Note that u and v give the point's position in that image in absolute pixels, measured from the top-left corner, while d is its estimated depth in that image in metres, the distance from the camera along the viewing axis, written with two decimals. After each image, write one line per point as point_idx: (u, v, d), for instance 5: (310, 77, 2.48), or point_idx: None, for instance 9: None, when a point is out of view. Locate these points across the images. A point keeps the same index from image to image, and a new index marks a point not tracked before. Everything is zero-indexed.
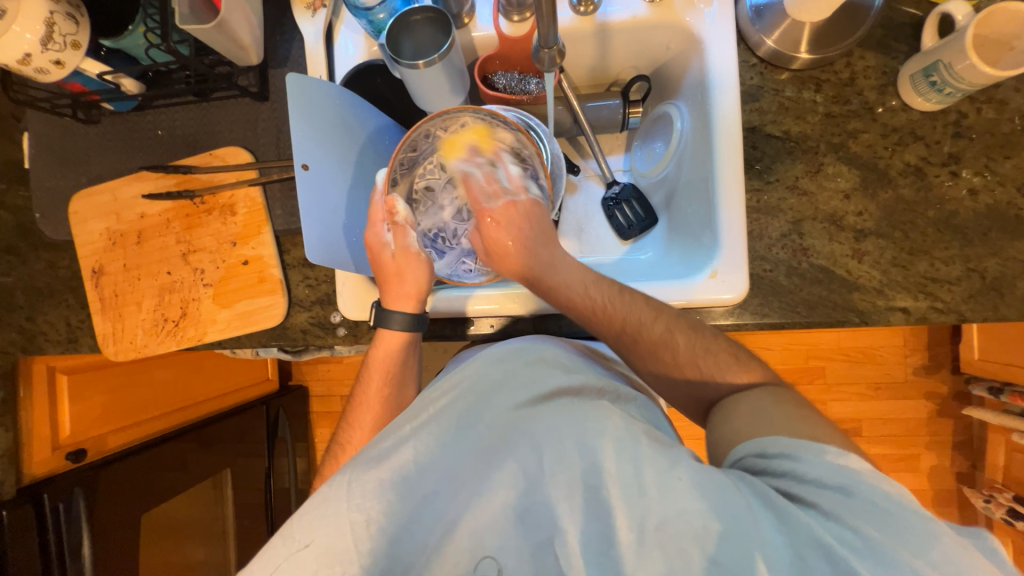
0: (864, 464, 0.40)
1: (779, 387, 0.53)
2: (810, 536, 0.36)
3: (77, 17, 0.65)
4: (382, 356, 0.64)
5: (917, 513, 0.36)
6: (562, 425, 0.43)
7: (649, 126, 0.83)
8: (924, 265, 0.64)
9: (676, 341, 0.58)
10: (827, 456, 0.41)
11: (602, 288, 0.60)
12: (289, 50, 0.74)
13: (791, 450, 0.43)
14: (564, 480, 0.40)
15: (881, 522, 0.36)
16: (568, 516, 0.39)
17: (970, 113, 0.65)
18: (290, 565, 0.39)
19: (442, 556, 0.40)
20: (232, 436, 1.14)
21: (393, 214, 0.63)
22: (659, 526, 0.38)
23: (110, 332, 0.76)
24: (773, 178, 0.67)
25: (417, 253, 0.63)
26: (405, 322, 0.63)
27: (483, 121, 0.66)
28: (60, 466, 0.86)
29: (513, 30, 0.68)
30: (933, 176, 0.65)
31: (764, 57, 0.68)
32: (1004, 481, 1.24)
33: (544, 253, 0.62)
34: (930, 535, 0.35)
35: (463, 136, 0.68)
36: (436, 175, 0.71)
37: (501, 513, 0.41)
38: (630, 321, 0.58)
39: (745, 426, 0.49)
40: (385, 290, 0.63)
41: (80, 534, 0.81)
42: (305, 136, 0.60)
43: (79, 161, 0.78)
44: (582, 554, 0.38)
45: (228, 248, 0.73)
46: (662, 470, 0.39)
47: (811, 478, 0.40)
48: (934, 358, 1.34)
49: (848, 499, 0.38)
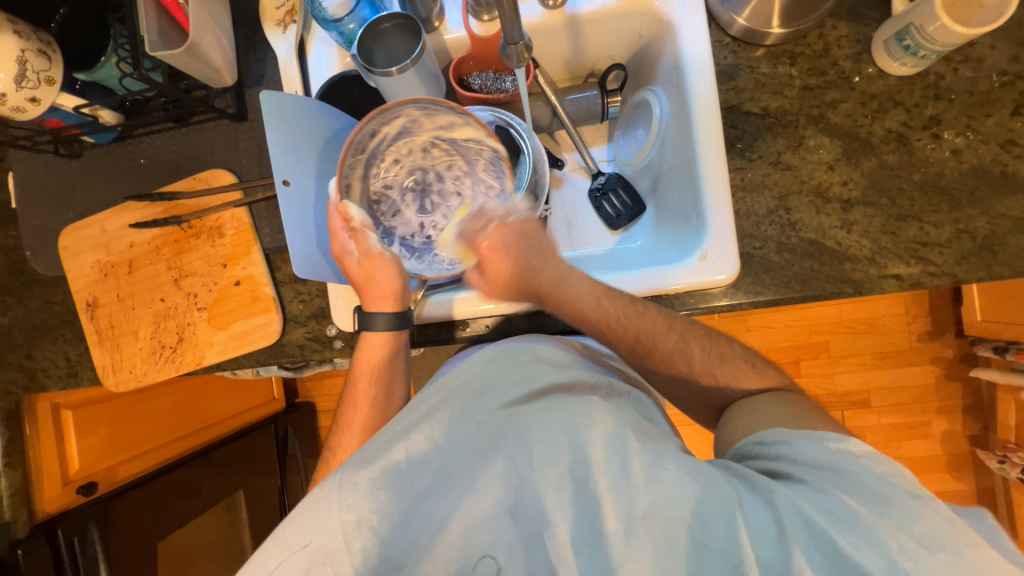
0: (864, 447, 0.40)
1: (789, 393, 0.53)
2: (793, 509, 0.37)
3: (49, 53, 0.65)
4: (368, 359, 0.63)
5: (909, 492, 0.37)
6: (550, 421, 0.43)
7: (629, 113, 0.82)
8: (914, 230, 0.64)
9: (690, 349, 0.59)
10: (825, 441, 0.42)
11: (614, 299, 0.60)
12: (263, 68, 0.75)
13: (788, 437, 0.44)
14: (553, 475, 0.40)
15: (869, 498, 0.37)
16: (558, 509, 0.39)
17: (948, 73, 0.65)
18: (285, 566, 0.39)
19: (431, 556, 0.39)
20: (241, 457, 1.15)
21: (348, 220, 0.62)
22: (647, 514, 0.38)
23: (109, 364, 0.76)
24: (754, 155, 0.67)
25: (381, 253, 0.63)
26: (389, 322, 0.63)
27: (426, 112, 0.64)
28: (71, 500, 0.86)
29: (483, 29, 0.68)
30: (915, 140, 0.65)
31: (737, 36, 0.68)
32: (1017, 441, 1.23)
33: (549, 269, 0.64)
34: (915, 512, 0.36)
35: (410, 127, 0.66)
36: (392, 170, 0.71)
37: (491, 509, 0.40)
38: (644, 331, 0.59)
39: (749, 425, 0.49)
40: (362, 295, 0.63)
41: (97, 566, 0.82)
42: (285, 153, 0.60)
43: (65, 196, 0.78)
44: (573, 544, 0.38)
45: (219, 270, 0.74)
46: (648, 462, 0.40)
47: (802, 460, 0.41)
48: (937, 323, 1.34)
49: (836, 475, 0.39)
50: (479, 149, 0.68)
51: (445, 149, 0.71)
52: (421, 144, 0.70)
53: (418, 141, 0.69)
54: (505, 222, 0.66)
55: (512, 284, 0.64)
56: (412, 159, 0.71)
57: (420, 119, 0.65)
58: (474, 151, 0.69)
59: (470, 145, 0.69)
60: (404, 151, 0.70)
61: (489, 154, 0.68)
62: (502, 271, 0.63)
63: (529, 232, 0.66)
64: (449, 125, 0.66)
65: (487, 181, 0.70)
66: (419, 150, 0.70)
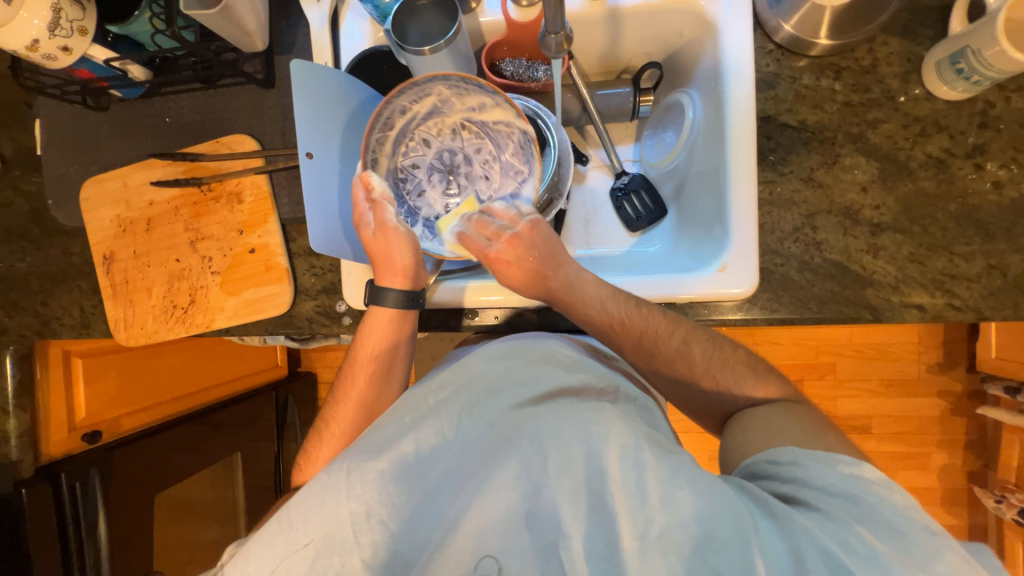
0: (876, 474, 0.41)
1: (797, 405, 0.52)
2: (811, 541, 0.37)
3: (83, 2, 0.64)
4: (370, 337, 0.63)
5: (927, 528, 0.37)
6: (565, 428, 0.43)
7: (660, 114, 0.80)
8: (943, 261, 0.62)
9: (692, 353, 0.58)
10: (838, 466, 0.42)
11: (618, 303, 0.60)
12: (294, 36, 0.74)
13: (802, 459, 0.44)
14: (568, 485, 0.40)
15: (887, 532, 0.37)
16: (572, 521, 0.39)
17: (999, 102, 0.62)
18: (288, 562, 0.39)
19: (445, 553, 0.40)
20: (241, 421, 1.17)
21: (370, 190, 0.61)
22: (662, 534, 0.38)
23: (121, 318, 0.77)
24: (786, 169, 0.65)
25: (396, 227, 0.62)
26: (400, 300, 0.62)
27: (456, 91, 0.64)
28: (75, 446, 0.88)
29: (521, 15, 0.65)
30: (956, 169, 0.63)
31: (782, 44, 0.66)
32: (1016, 482, 1.21)
33: (557, 275, 0.63)
34: (934, 550, 0.36)
35: (439, 107, 0.67)
36: (420, 149, 0.71)
37: (504, 515, 0.41)
38: (647, 334, 0.58)
39: (753, 440, 0.50)
40: (376, 269, 0.63)
41: (96, 512, 0.84)
42: (311, 124, 0.59)
43: (90, 147, 0.78)
44: (586, 559, 0.38)
45: (235, 236, 0.74)
46: (664, 479, 0.39)
47: (818, 485, 0.41)
48: (949, 356, 1.31)
49: (852, 504, 0.39)
50: (509, 132, 0.67)
51: (474, 132, 0.71)
52: (451, 126, 0.71)
53: (448, 121, 0.70)
54: (516, 234, 0.64)
55: (525, 288, 0.62)
56: (441, 140, 0.72)
57: (450, 99, 0.66)
58: (504, 134, 0.68)
59: (500, 127, 0.68)
60: (434, 131, 0.71)
61: (518, 137, 0.66)
62: (517, 278, 0.62)
63: (545, 241, 0.65)
64: (479, 105, 0.66)
65: (515, 165, 0.69)
66: (449, 131, 0.71)
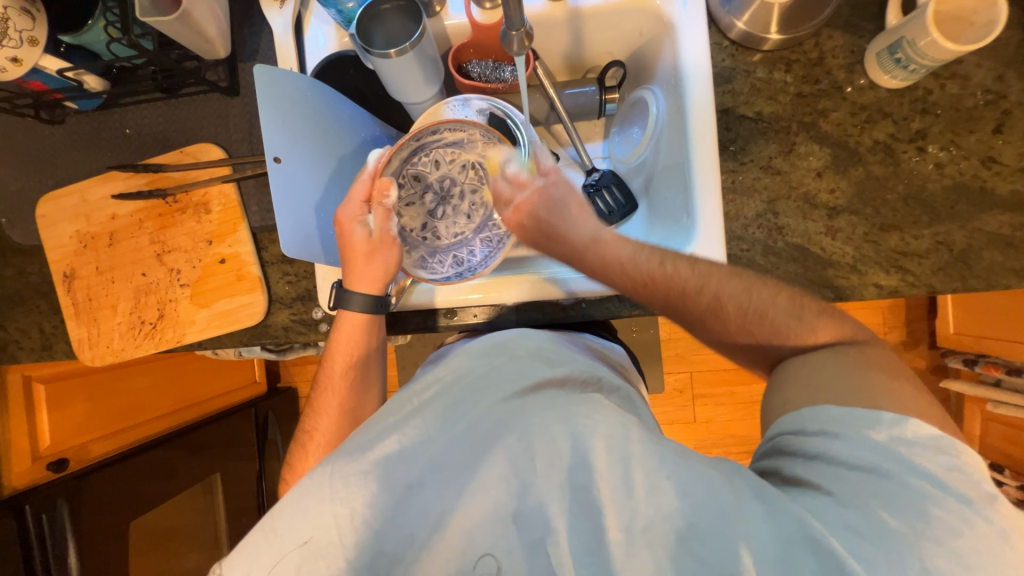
0: (932, 435, 0.39)
1: (847, 348, 0.48)
2: (804, 528, 0.37)
3: (34, 11, 0.62)
4: (344, 342, 0.63)
5: (955, 496, 0.36)
6: (551, 421, 0.44)
7: (626, 111, 0.83)
8: (896, 239, 0.66)
9: (725, 306, 0.54)
10: (867, 433, 0.40)
11: (645, 258, 0.58)
12: (258, 42, 0.73)
13: (828, 428, 0.42)
14: (556, 482, 0.41)
15: (904, 509, 0.36)
16: (559, 516, 0.40)
17: (935, 89, 0.66)
18: (279, 567, 0.38)
19: (431, 553, 0.40)
20: (220, 441, 1.13)
21: (381, 196, 0.61)
22: (647, 528, 0.39)
23: (86, 337, 0.74)
24: (747, 158, 0.68)
25: (395, 237, 0.63)
26: (366, 304, 0.62)
27: (488, 140, 0.67)
28: (40, 477, 0.83)
29: (486, 18, 0.66)
30: (901, 153, 0.66)
31: (736, 40, 0.69)
32: (980, 450, 1.28)
33: (576, 231, 0.62)
34: (956, 522, 0.35)
35: (465, 143, 0.68)
36: (428, 167, 0.69)
37: (490, 512, 0.40)
38: (674, 290, 0.56)
39: (805, 391, 0.46)
40: (349, 270, 0.62)
41: (65, 544, 0.80)
42: (276, 128, 0.58)
43: (45, 163, 0.75)
44: (573, 554, 0.39)
45: (204, 247, 0.72)
46: (651, 470, 0.40)
47: (845, 460, 0.40)
48: (912, 334, 1.38)
49: (878, 478, 0.38)
50: None
51: (482, 177, 0.70)
52: (465, 161, 0.70)
53: (464, 157, 0.70)
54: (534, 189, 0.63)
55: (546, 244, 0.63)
56: (450, 167, 0.70)
57: (479, 143, 0.67)
58: None
59: None
60: (448, 158, 0.69)
61: None
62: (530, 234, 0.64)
63: (557, 198, 0.63)
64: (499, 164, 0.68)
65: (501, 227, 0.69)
66: (460, 164, 0.70)
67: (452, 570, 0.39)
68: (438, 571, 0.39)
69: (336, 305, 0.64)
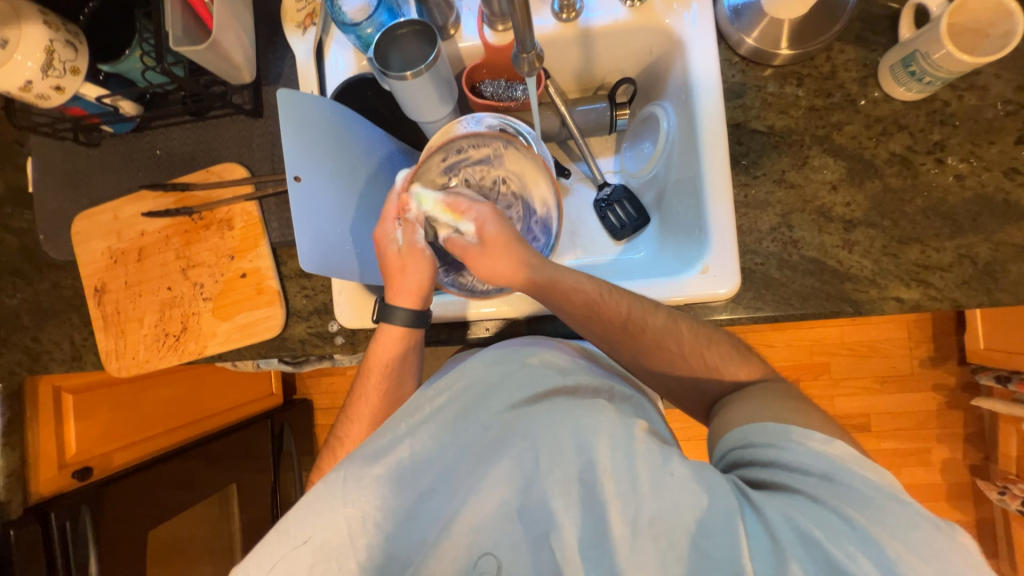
0: (847, 451, 0.40)
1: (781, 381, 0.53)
2: (786, 522, 0.37)
3: (76, 44, 0.67)
4: (382, 353, 0.64)
5: (896, 498, 0.37)
6: (559, 428, 0.43)
7: (637, 126, 0.84)
8: (916, 253, 0.64)
9: (680, 327, 0.57)
10: (810, 443, 0.41)
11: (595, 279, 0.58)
12: (281, 67, 0.77)
13: (776, 439, 0.43)
14: (560, 478, 0.41)
15: (862, 505, 0.37)
16: (564, 511, 0.40)
17: (953, 101, 0.66)
18: (289, 562, 0.39)
19: (439, 551, 0.40)
20: (236, 452, 1.14)
21: (405, 211, 0.63)
22: (653, 521, 0.38)
23: (113, 349, 0.77)
24: (759, 172, 0.68)
25: (423, 249, 0.64)
26: (407, 318, 0.63)
27: (515, 149, 0.71)
28: (65, 484, 0.86)
29: (498, 39, 0.70)
30: (920, 165, 0.65)
31: (746, 56, 0.69)
32: (1018, 472, 1.21)
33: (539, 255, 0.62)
34: (907, 519, 0.36)
35: (491, 159, 0.73)
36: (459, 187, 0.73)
37: (497, 511, 0.41)
38: (632, 308, 0.57)
39: (747, 412, 0.47)
40: (390, 286, 0.64)
41: (87, 553, 0.82)
42: (298, 149, 0.60)
43: (81, 182, 0.80)
44: (578, 546, 0.39)
45: (227, 262, 0.75)
46: (656, 466, 0.40)
47: (798, 466, 0.41)
48: (940, 349, 1.33)
49: (830, 484, 0.39)
50: (546, 199, 0.74)
51: (514, 190, 0.75)
52: (494, 177, 0.75)
53: (494, 173, 0.74)
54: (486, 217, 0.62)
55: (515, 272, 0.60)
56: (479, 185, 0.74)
57: (504, 156, 0.73)
58: (540, 200, 0.74)
59: (538, 194, 0.74)
60: (476, 176, 0.74)
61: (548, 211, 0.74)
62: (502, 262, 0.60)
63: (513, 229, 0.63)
64: (527, 171, 0.73)
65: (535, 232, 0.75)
66: (490, 181, 0.75)
67: (456, 569, 0.40)
68: (445, 568, 0.40)
69: (376, 318, 0.65)
